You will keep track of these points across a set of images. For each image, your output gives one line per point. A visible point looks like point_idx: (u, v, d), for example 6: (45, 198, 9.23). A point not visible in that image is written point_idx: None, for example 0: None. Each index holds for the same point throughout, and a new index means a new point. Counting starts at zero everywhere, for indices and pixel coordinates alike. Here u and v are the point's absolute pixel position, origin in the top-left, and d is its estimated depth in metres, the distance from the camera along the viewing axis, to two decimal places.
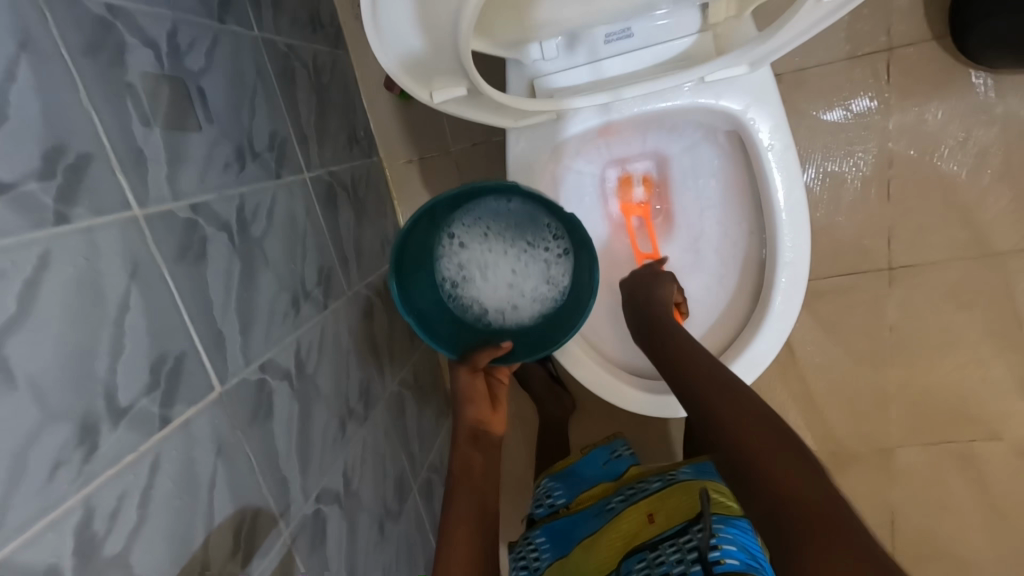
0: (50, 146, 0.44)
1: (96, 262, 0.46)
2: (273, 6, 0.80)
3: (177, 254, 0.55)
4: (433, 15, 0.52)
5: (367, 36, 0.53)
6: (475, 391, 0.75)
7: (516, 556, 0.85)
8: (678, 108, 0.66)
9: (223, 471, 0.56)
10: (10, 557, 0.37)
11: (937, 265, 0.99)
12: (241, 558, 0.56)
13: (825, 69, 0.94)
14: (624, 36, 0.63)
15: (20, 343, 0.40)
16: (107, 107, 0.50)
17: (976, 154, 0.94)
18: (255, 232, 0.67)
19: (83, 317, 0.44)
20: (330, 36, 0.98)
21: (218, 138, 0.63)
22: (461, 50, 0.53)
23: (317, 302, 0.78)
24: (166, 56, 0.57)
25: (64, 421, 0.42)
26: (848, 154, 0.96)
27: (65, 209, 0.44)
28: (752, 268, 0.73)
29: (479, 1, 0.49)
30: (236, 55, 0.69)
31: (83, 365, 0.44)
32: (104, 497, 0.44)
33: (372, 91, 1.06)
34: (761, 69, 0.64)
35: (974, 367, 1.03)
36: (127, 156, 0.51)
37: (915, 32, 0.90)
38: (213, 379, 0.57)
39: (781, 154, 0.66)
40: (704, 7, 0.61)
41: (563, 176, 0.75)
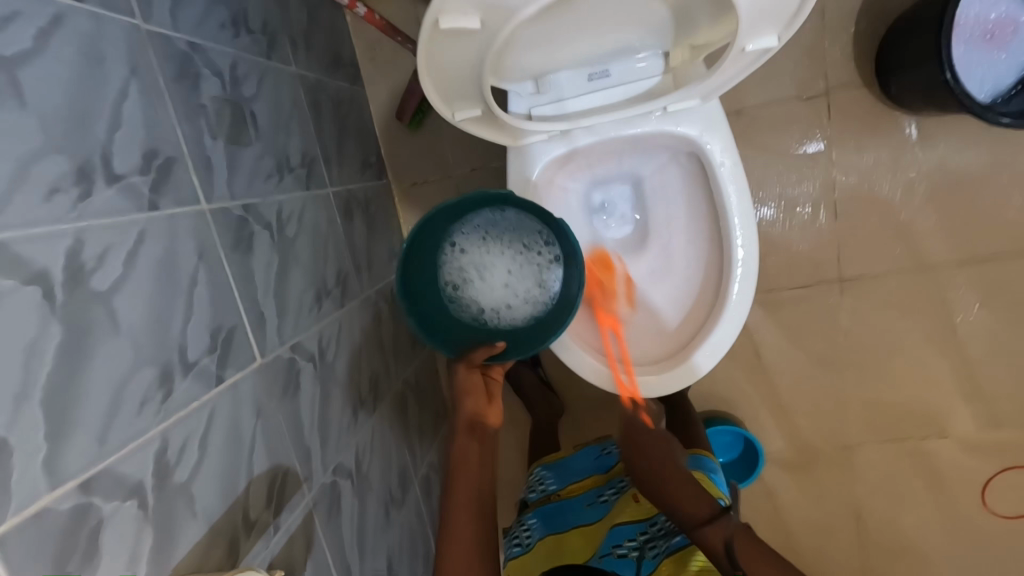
0: (147, 149, 0.55)
1: (175, 244, 0.56)
2: (306, 47, 0.94)
3: (232, 244, 0.65)
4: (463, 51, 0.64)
5: (417, 63, 0.63)
6: (472, 384, 0.76)
7: (510, 538, 0.92)
8: (647, 133, 0.80)
9: (261, 431, 0.64)
10: (111, 468, 0.45)
11: (878, 278, 1.13)
12: (273, 510, 0.64)
13: (777, 110, 1.10)
14: (603, 76, 0.76)
15: (124, 299, 0.49)
16: (187, 122, 0.61)
17: (905, 182, 1.09)
18: (288, 233, 0.78)
19: (165, 285, 0.54)
20: (349, 74, 1.11)
21: (263, 152, 0.75)
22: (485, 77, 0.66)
23: (335, 299, 0.88)
24: (227, 84, 0.70)
25: (150, 366, 0.51)
26: (799, 181, 1.11)
27: (156, 199, 0.55)
28: (712, 268, 0.86)
29: (503, 38, 0.62)
30: (278, 86, 0.82)
31: (164, 324, 0.53)
32: (176, 433, 0.52)
33: (383, 122, 1.19)
34: (711, 102, 0.78)
35: (917, 370, 1.15)
36: (199, 161, 0.62)
37: (849, 79, 1.07)
38: (255, 351, 0.66)
39: (731, 170, 0.79)
40: (665, 54, 0.75)
41: (550, 191, 0.86)
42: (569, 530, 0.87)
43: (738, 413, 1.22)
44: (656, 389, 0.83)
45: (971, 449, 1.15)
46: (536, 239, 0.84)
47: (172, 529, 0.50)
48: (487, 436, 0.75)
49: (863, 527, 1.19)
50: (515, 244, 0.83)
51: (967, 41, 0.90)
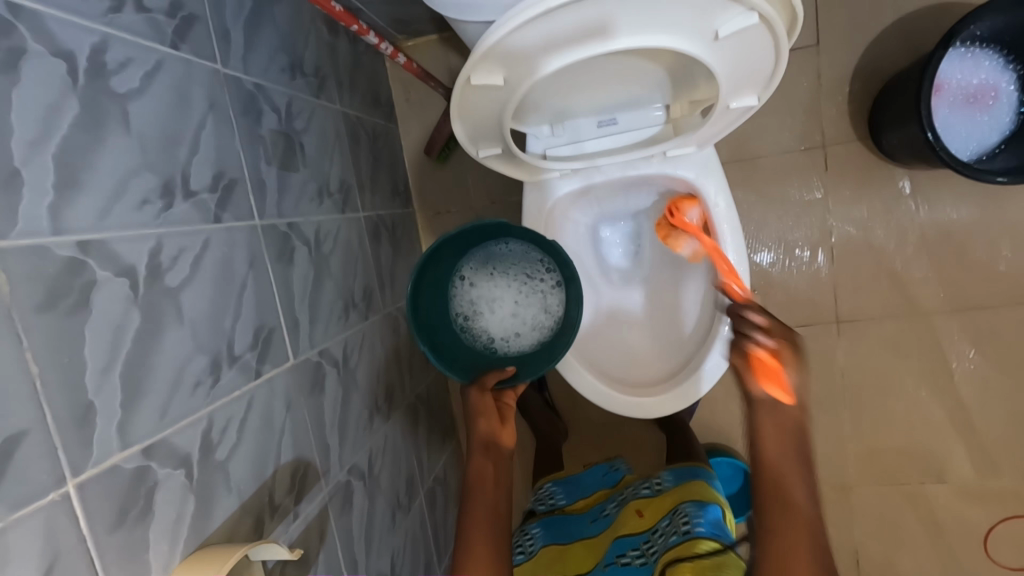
0: (216, 171, 0.65)
1: (231, 252, 0.65)
2: (349, 87, 1.06)
3: (276, 256, 0.74)
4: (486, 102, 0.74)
5: (449, 110, 0.73)
6: (484, 406, 0.79)
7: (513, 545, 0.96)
8: (649, 174, 0.88)
9: (290, 423, 0.71)
10: (167, 438, 0.53)
11: (874, 321, 1.18)
12: (294, 498, 0.70)
13: (777, 158, 1.17)
14: (611, 123, 0.85)
15: (189, 295, 0.58)
16: (248, 149, 0.71)
17: (900, 231, 1.15)
18: (324, 250, 0.87)
19: (221, 287, 0.63)
20: (385, 112, 1.23)
21: (308, 178, 0.85)
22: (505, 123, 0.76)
23: (360, 312, 0.96)
24: (283, 119, 0.80)
25: (204, 355, 0.59)
26: (798, 226, 1.18)
27: (219, 213, 0.64)
28: (708, 301, 0.91)
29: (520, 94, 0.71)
30: (324, 121, 0.93)
31: (218, 319, 0.62)
32: (220, 416, 0.60)
33: (412, 156, 1.30)
34: (707, 149, 0.86)
35: (914, 413, 1.18)
36: (256, 183, 0.72)
37: (845, 133, 1.15)
38: (289, 352, 0.74)
39: (725, 212, 0.86)
40: (667, 107, 0.84)
41: (559, 226, 0.94)
42: (573, 542, 0.93)
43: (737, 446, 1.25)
44: (653, 411, 0.88)
45: (971, 496, 1.16)
46: (539, 268, 0.91)
47: (210, 499, 0.57)
48: (500, 455, 0.79)
49: (861, 569, 1.20)
50: (519, 274, 0.91)
51: (951, 103, 0.97)
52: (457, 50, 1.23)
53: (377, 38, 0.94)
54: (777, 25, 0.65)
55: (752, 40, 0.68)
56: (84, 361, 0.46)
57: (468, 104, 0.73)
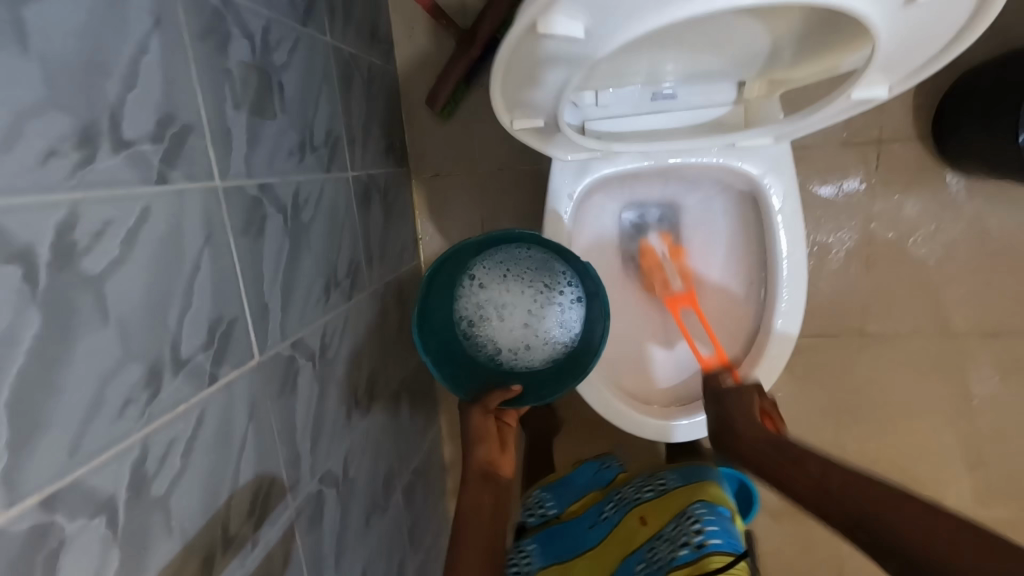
0: (163, 114, 0.48)
1: (182, 225, 0.50)
2: (343, 15, 0.87)
3: (242, 227, 0.59)
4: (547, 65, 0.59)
5: (494, 69, 0.58)
6: (487, 431, 0.71)
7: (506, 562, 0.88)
8: (704, 165, 0.76)
9: (251, 435, 0.58)
10: (81, 479, 0.40)
11: (899, 337, 1.10)
12: (254, 523, 0.59)
13: (824, 150, 1.05)
14: (669, 97, 0.73)
15: (116, 283, 0.43)
16: (209, 86, 0.54)
17: (944, 245, 1.05)
18: (304, 218, 0.72)
19: (164, 271, 0.48)
20: (383, 51, 1.04)
21: (287, 127, 0.68)
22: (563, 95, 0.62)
23: (343, 292, 0.82)
24: (258, 50, 0.63)
25: (138, 362, 0.45)
26: (836, 229, 1.07)
27: (166, 170, 0.48)
28: (750, 313, 0.82)
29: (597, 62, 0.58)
30: (310, 56, 0.76)
31: (159, 314, 0.47)
32: (159, 439, 0.46)
33: (410, 106, 1.12)
34: (782, 143, 0.74)
35: (924, 435, 1.13)
36: (217, 132, 0.55)
37: (904, 130, 1.02)
38: (254, 347, 0.60)
39: (789, 218, 0.75)
40: (741, 84, 0.73)
41: (585, 216, 0.83)
42: (576, 558, 0.84)
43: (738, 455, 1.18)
44: (674, 437, 0.80)
45: None
46: (561, 277, 0.77)
47: (144, 545, 0.45)
48: (501, 486, 0.70)
49: None
50: (537, 283, 0.77)
51: None
52: None
53: None
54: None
55: (953, 5, 0.51)
56: None
57: (526, 64, 0.59)
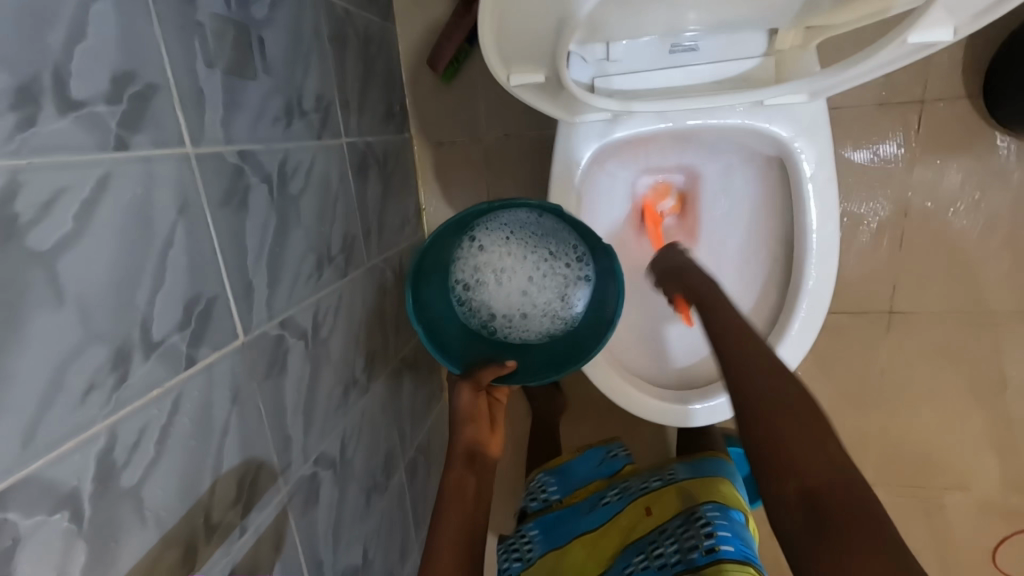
0: (121, 71, 0.43)
1: (150, 196, 0.46)
2: None
3: (221, 198, 0.54)
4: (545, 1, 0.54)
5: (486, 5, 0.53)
6: (474, 410, 0.69)
7: (509, 547, 0.85)
8: (728, 128, 0.69)
9: (236, 420, 0.56)
10: (38, 472, 0.37)
11: (932, 316, 1.03)
12: (240, 509, 0.56)
13: (858, 113, 0.96)
14: (690, 49, 0.65)
15: (72, 260, 0.39)
16: (176, 40, 0.49)
17: (988, 216, 0.96)
18: (292, 189, 0.67)
19: (130, 247, 0.44)
20: (381, 7, 0.97)
21: (271, 90, 0.63)
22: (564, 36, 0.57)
23: (338, 268, 0.78)
24: (235, 1, 0.57)
25: (103, 345, 0.41)
26: (868, 199, 0.99)
27: (127, 135, 0.44)
28: (774, 290, 0.75)
29: None
30: (296, 10, 0.69)
31: (126, 294, 0.43)
32: (129, 427, 0.43)
33: (412, 69, 1.06)
34: (815, 101, 0.66)
35: (953, 419, 1.07)
36: (189, 93, 0.51)
37: (951, 88, 0.93)
38: (238, 327, 0.56)
39: (821, 187, 0.68)
40: (773, 34, 0.65)
41: (595, 181, 0.77)
42: (572, 541, 0.81)
43: None
44: (682, 420, 0.76)
45: (992, 508, 1.09)
46: (567, 249, 0.74)
47: (115, 537, 0.42)
48: (486, 466, 0.68)
49: None
50: (541, 250, 0.74)
51: None
52: None
53: None
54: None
55: None
56: None
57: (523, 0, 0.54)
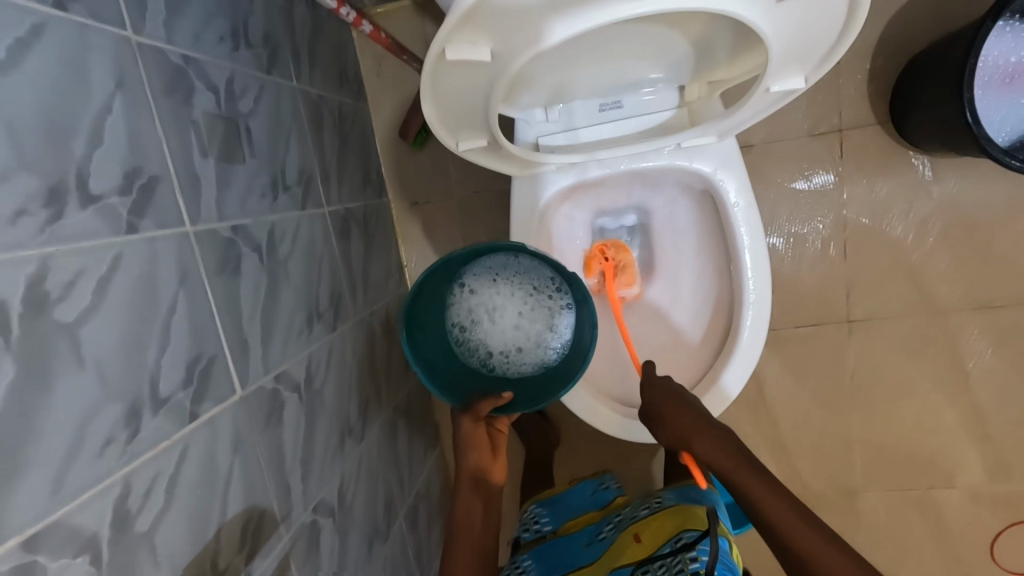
0: (129, 168, 0.52)
1: (154, 271, 0.53)
2: (309, 60, 0.91)
3: (217, 267, 0.61)
4: (464, 89, 0.63)
5: (421, 90, 0.61)
6: (477, 437, 0.74)
7: None
8: (659, 168, 0.78)
9: (237, 469, 0.60)
10: (63, 518, 0.41)
11: (886, 320, 1.10)
12: (246, 555, 0.60)
13: (788, 144, 1.08)
14: (615, 106, 0.76)
15: (90, 330, 0.46)
16: (175, 138, 0.58)
17: (918, 222, 1.06)
18: (281, 254, 0.75)
19: (139, 315, 0.50)
20: (353, 90, 1.09)
21: (258, 170, 0.72)
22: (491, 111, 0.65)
23: (327, 323, 0.84)
24: (224, 100, 0.67)
25: (117, 402, 0.47)
26: (809, 218, 1.09)
27: (135, 220, 0.51)
28: (723, 308, 0.83)
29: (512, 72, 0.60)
30: (277, 101, 0.79)
31: (135, 357, 0.49)
32: (141, 476, 0.48)
33: (385, 140, 1.16)
34: (727, 139, 0.76)
35: (925, 416, 1.12)
36: (186, 180, 0.59)
37: (863, 117, 1.05)
38: (236, 383, 0.62)
39: (745, 211, 0.77)
40: (681, 89, 0.75)
41: (554, 224, 0.86)
42: (565, 571, 0.85)
43: None
44: (653, 437, 0.81)
45: (979, 500, 1.12)
46: (548, 284, 0.80)
47: None
48: (491, 491, 0.75)
49: None
50: (526, 288, 0.80)
51: (986, 84, 0.88)
52: (433, 18, 1.08)
53: None
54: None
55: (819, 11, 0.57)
56: None
57: (445, 87, 0.62)
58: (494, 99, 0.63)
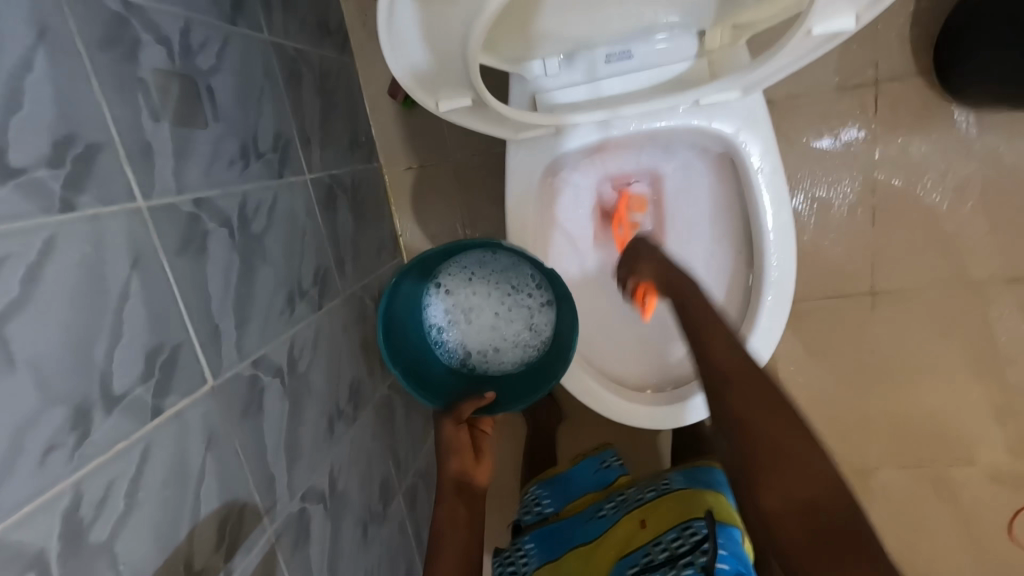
0: (60, 135, 0.45)
1: (100, 253, 0.47)
2: (283, 8, 0.82)
3: (178, 247, 0.55)
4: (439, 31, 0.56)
5: (382, 36, 0.55)
6: (460, 442, 0.70)
7: (503, 561, 0.86)
8: (673, 128, 0.70)
9: (211, 465, 0.56)
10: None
11: (914, 292, 1.03)
12: (225, 553, 0.57)
13: (816, 97, 0.98)
14: (624, 57, 0.67)
15: (22, 326, 0.40)
16: (118, 99, 0.51)
17: (957, 186, 0.97)
18: (256, 229, 0.68)
19: (83, 306, 0.45)
20: (337, 42, 0.99)
21: (224, 134, 0.65)
22: (469, 59, 0.57)
23: (312, 301, 0.79)
24: (179, 54, 0.59)
25: (61, 405, 0.42)
26: (835, 181, 1.00)
27: (72, 197, 0.45)
28: (740, 287, 0.77)
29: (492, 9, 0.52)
30: (245, 55, 0.71)
31: (80, 353, 0.44)
32: (95, 482, 0.44)
33: (375, 98, 1.07)
34: (752, 95, 0.67)
35: (949, 393, 1.06)
36: (135, 149, 0.52)
37: (902, 66, 0.94)
38: (207, 372, 0.57)
39: (770, 179, 0.69)
40: (701, 35, 0.66)
41: (554, 193, 0.79)
42: (565, 553, 0.81)
43: None
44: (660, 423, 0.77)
45: (1002, 480, 1.07)
46: (526, 281, 0.79)
47: None
48: (475, 496, 0.68)
49: None
50: (503, 287, 0.79)
51: None
52: None
53: None
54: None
55: None
56: None
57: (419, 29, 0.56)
58: (472, 44, 0.55)
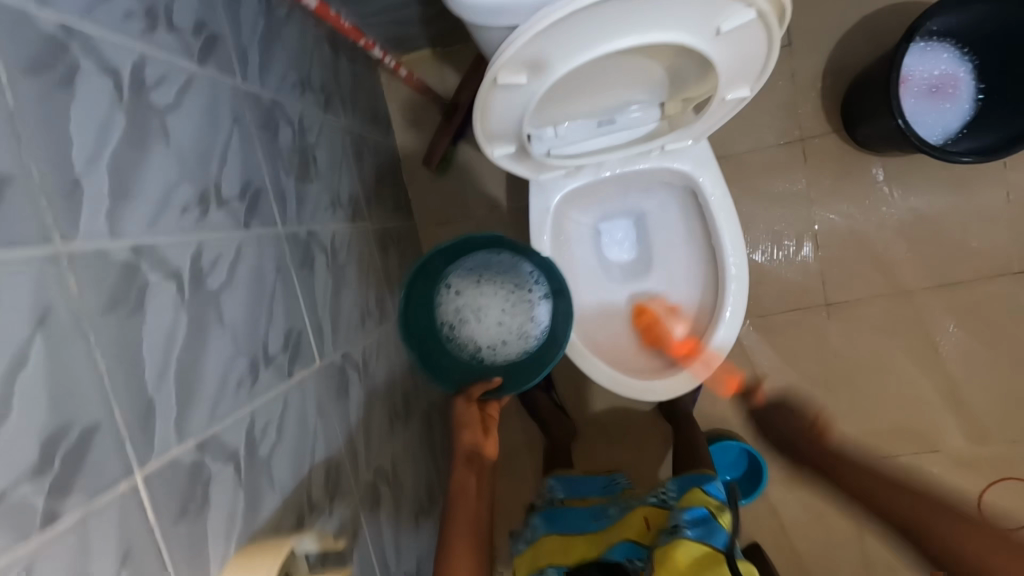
0: (243, 181, 0.67)
1: (261, 260, 0.68)
2: (352, 103, 1.09)
3: (300, 263, 0.77)
4: (502, 113, 0.80)
5: (473, 117, 0.79)
6: (471, 418, 0.85)
7: (518, 537, 1.01)
8: (647, 168, 0.96)
9: (320, 425, 0.73)
10: (218, 435, 0.55)
11: (860, 302, 1.25)
12: (330, 497, 0.72)
13: (760, 154, 1.25)
14: (610, 122, 0.92)
15: (227, 299, 0.60)
16: (268, 160, 0.74)
17: (878, 215, 1.22)
18: (341, 257, 0.90)
19: (254, 292, 0.65)
20: (384, 127, 1.27)
21: (322, 188, 0.88)
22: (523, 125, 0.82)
23: (375, 318, 0.99)
24: (298, 133, 0.84)
25: (244, 356, 0.61)
26: (784, 216, 1.25)
27: (249, 221, 0.67)
28: (710, 287, 0.99)
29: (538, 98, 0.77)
30: (332, 134, 0.96)
31: (251, 323, 0.64)
32: (261, 414, 0.62)
33: (411, 169, 1.34)
34: (702, 144, 0.94)
35: (904, 387, 1.24)
36: (277, 193, 0.75)
37: (821, 127, 1.23)
38: (316, 355, 0.76)
39: (721, 201, 0.93)
40: (662, 105, 0.91)
41: (565, 228, 1.02)
42: (572, 532, 0.95)
43: (740, 432, 1.30)
44: (654, 396, 0.94)
45: (964, 464, 1.22)
46: (526, 280, 0.97)
47: (258, 494, 0.59)
48: (483, 466, 0.85)
49: (870, 548, 1.25)
50: (507, 285, 0.97)
51: (916, 95, 1.07)
52: (451, 65, 1.28)
53: (382, 54, 1.00)
54: (771, 19, 0.71)
55: (747, 43, 0.75)
56: (143, 358, 0.48)
57: (490, 111, 0.79)
58: (525, 115, 0.80)
